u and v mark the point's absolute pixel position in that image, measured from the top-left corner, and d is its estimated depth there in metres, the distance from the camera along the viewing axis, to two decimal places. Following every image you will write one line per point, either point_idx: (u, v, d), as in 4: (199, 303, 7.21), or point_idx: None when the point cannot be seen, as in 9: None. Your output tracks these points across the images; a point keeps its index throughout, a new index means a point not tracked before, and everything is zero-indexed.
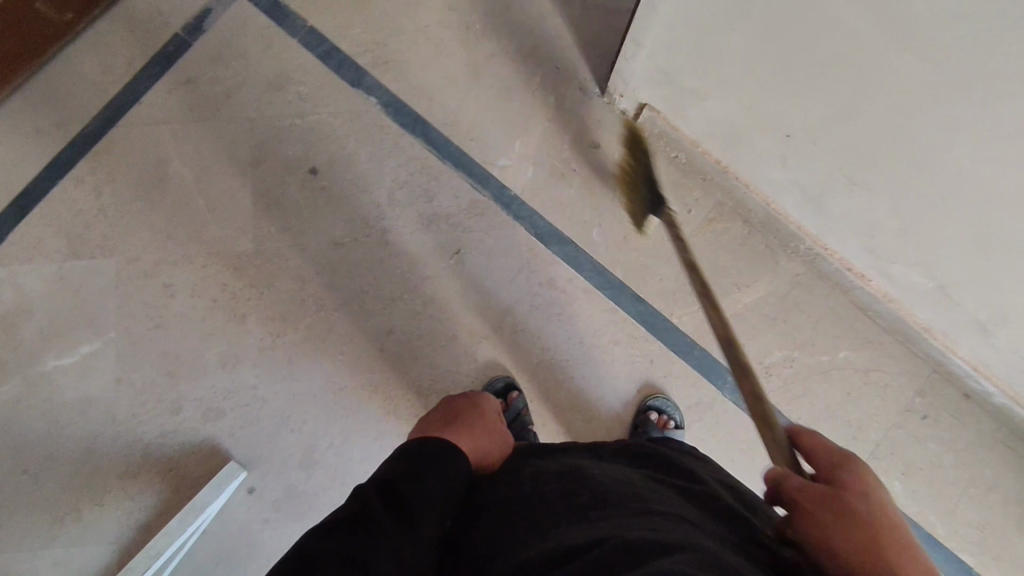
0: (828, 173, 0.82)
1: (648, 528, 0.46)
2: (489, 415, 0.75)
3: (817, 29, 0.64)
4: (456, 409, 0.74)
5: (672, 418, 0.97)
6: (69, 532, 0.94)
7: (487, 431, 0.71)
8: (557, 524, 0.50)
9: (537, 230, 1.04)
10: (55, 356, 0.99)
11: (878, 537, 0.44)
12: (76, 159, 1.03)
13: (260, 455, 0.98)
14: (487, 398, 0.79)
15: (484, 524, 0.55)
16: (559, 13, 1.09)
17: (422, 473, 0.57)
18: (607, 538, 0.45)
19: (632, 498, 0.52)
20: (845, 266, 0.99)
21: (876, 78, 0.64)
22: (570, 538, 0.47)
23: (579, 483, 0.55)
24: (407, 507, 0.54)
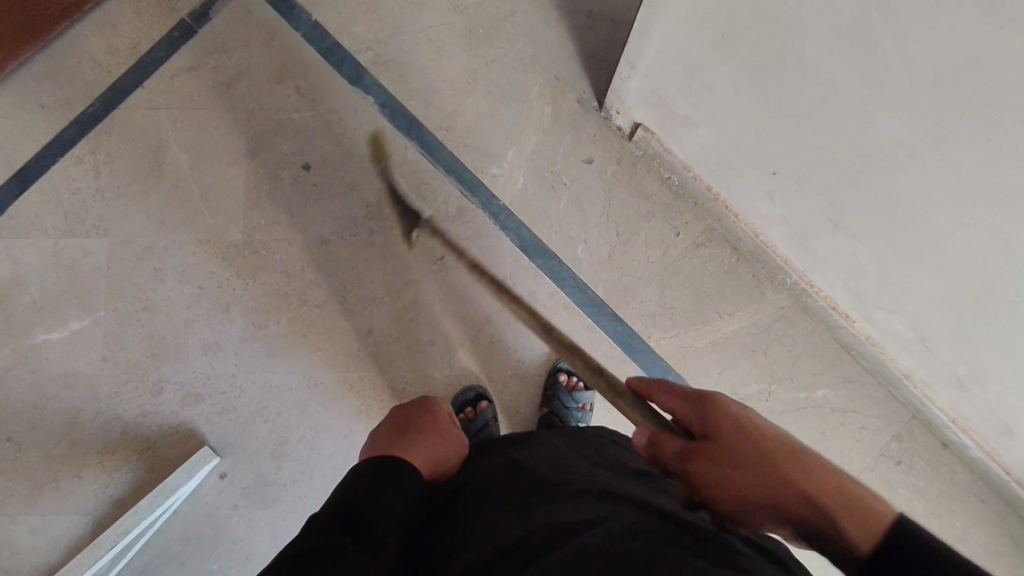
0: (814, 214, 0.81)
1: (580, 509, 0.49)
2: (439, 423, 0.77)
3: (799, 77, 0.64)
4: (406, 421, 0.76)
5: (581, 380, 1.01)
6: (49, 499, 0.98)
7: (439, 438, 0.74)
8: (499, 515, 0.52)
9: (523, 242, 1.04)
10: (45, 330, 1.02)
11: (771, 463, 0.50)
12: (77, 137, 1.05)
13: (233, 442, 1.00)
14: (438, 402, 0.81)
15: (442, 529, 0.56)
16: (566, 23, 1.07)
17: (377, 498, 0.58)
18: (538, 530, 0.47)
19: (565, 482, 0.54)
20: (830, 305, 0.97)
21: (855, 128, 0.63)
22: (513, 529, 0.49)
23: (519, 472, 0.57)
24: (365, 535, 0.54)
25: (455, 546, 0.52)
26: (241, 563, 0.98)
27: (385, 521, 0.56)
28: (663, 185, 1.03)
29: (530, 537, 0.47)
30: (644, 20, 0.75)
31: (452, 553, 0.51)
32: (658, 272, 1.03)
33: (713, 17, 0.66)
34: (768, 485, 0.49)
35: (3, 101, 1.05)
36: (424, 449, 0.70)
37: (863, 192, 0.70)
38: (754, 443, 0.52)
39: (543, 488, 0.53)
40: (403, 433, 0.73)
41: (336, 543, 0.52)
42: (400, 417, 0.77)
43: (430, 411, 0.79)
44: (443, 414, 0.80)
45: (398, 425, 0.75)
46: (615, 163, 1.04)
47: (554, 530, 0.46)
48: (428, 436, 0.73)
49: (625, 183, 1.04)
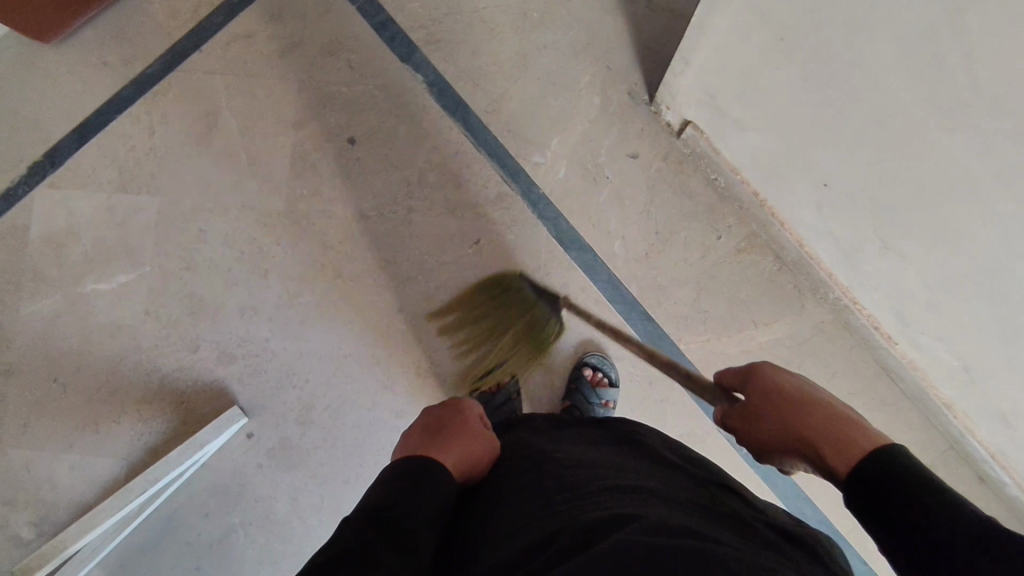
0: (863, 230, 0.77)
1: (613, 505, 0.49)
2: (472, 421, 0.72)
3: (860, 89, 0.61)
4: (436, 420, 0.72)
5: (607, 376, 0.99)
6: (89, 440, 1.04)
7: (473, 436, 0.69)
8: (528, 514, 0.53)
9: (560, 233, 1.03)
10: (94, 280, 1.06)
11: (784, 411, 0.53)
12: (136, 97, 1.08)
13: (262, 404, 1.04)
14: (469, 401, 0.78)
15: (476, 530, 0.56)
16: (622, 11, 1.05)
17: (407, 499, 0.56)
18: (565, 526, 0.48)
19: (589, 482, 0.54)
20: (872, 323, 0.94)
21: (915, 147, 0.60)
22: (544, 525, 0.49)
23: (543, 473, 0.58)
24: (397, 533, 0.53)
25: (490, 543, 0.52)
26: (262, 520, 1.02)
27: (419, 523, 0.55)
28: (709, 186, 1.01)
29: (563, 530, 0.47)
30: (701, 14, 0.72)
31: (485, 552, 0.51)
32: (695, 274, 1.00)
33: (776, 16, 0.63)
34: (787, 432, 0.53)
35: (70, 57, 1.09)
36: (457, 449, 0.66)
37: (916, 213, 0.67)
38: (773, 403, 0.54)
39: (570, 489, 0.54)
40: (435, 434, 0.68)
41: (368, 544, 0.51)
42: (431, 420, 0.73)
43: (461, 411, 0.75)
44: (473, 412, 0.75)
45: (430, 427, 0.71)
46: (661, 160, 1.02)
47: (585, 524, 0.47)
48: (460, 434, 0.68)
49: (669, 181, 1.02)
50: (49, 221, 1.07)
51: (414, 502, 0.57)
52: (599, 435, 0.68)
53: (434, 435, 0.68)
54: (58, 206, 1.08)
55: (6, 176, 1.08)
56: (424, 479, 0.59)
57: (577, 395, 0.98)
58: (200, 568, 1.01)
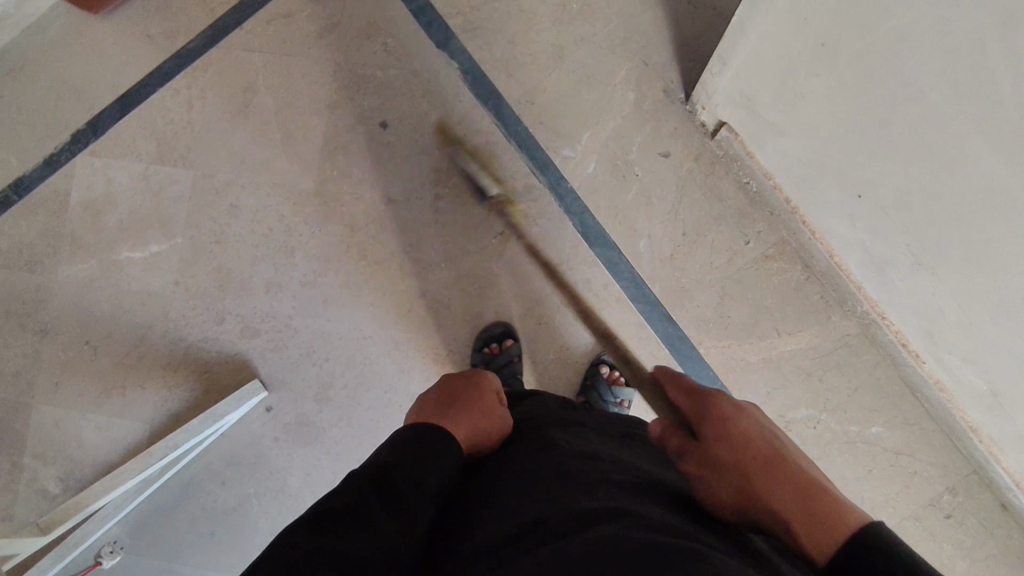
0: (895, 245, 0.75)
1: (611, 499, 0.49)
2: (489, 398, 0.73)
3: (900, 100, 0.59)
4: (454, 392, 0.73)
5: (624, 374, 1.01)
6: (116, 403, 1.07)
7: (483, 412, 0.70)
8: (524, 497, 0.53)
9: (585, 228, 1.02)
10: (128, 248, 1.09)
11: (745, 456, 0.54)
12: (177, 71, 1.10)
13: (282, 379, 1.06)
14: (487, 378, 0.79)
15: (472, 508, 0.57)
16: (664, 6, 1.03)
17: (416, 463, 0.58)
18: (558, 511, 0.48)
19: (591, 472, 0.54)
20: (900, 341, 0.92)
21: (954, 161, 0.58)
22: (538, 512, 0.50)
23: (546, 459, 0.58)
24: (395, 501, 0.54)
25: (484, 520, 0.53)
26: (275, 492, 1.04)
27: (420, 493, 0.56)
28: (740, 190, 0.99)
29: (555, 519, 0.47)
30: (743, 13, 0.70)
31: (476, 532, 0.52)
32: (720, 278, 0.99)
33: (819, 19, 0.61)
34: (737, 475, 0.52)
35: (116, 28, 1.12)
36: (462, 422, 0.67)
37: (951, 231, 0.65)
38: (732, 451, 0.55)
39: (571, 478, 0.54)
40: (445, 405, 0.70)
41: (366, 510, 0.52)
42: (446, 390, 0.74)
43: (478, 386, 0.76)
44: (491, 390, 0.76)
45: (444, 396, 0.73)
46: (693, 161, 1.00)
47: (581, 516, 0.47)
48: (470, 409, 0.70)
49: (700, 182, 1.00)
50: (89, 188, 1.10)
51: (419, 468, 0.58)
52: (607, 427, 0.68)
53: (444, 406, 0.70)
54: (97, 174, 1.11)
55: (51, 142, 1.12)
56: (433, 445, 0.61)
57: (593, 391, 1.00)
58: (214, 534, 1.04)
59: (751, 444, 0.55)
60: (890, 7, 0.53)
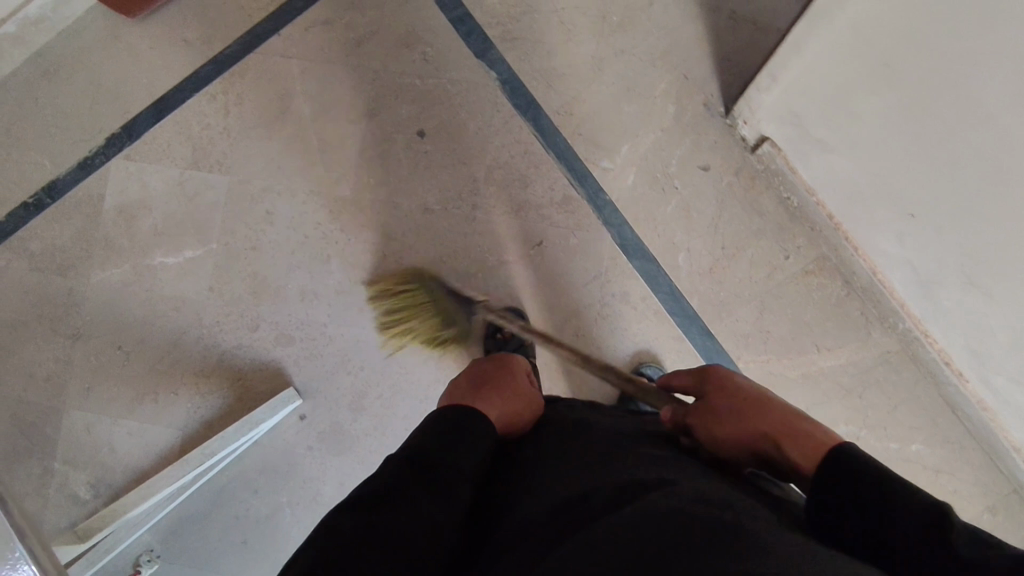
0: (947, 265, 0.75)
1: (642, 473, 0.53)
2: (515, 385, 0.79)
3: (966, 120, 0.59)
4: (484, 379, 0.78)
5: None
6: (149, 409, 1.07)
7: (518, 390, 0.77)
8: (563, 479, 0.56)
9: (624, 240, 1.03)
10: (162, 254, 1.09)
11: (741, 400, 0.64)
12: (214, 77, 1.10)
13: (316, 388, 1.06)
14: (514, 363, 0.85)
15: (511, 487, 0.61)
16: (705, 20, 1.03)
17: (460, 438, 0.63)
18: (602, 485, 0.52)
19: (627, 455, 0.57)
20: (943, 359, 0.93)
21: (1008, 187, 0.59)
22: (579, 487, 0.53)
23: (584, 446, 0.61)
24: (438, 485, 0.57)
25: (528, 493, 0.57)
26: (308, 500, 1.04)
27: (460, 477, 0.59)
28: (781, 205, 0.99)
29: (596, 495, 0.51)
30: (799, 33, 0.70)
31: (521, 507, 0.55)
32: (760, 294, 0.99)
33: (883, 41, 0.61)
34: (740, 421, 0.62)
35: (152, 33, 1.12)
36: (500, 401, 0.74)
37: (1009, 249, 0.64)
38: (730, 397, 0.65)
39: (607, 459, 0.57)
40: (480, 386, 0.77)
41: (411, 495, 0.55)
42: (477, 370, 0.81)
43: (508, 364, 0.84)
44: (517, 375, 0.82)
45: (476, 377, 0.79)
46: (733, 175, 1.00)
47: (616, 489, 0.50)
48: (506, 388, 0.77)
49: (740, 196, 1.00)
50: (123, 193, 1.10)
51: (464, 440, 0.63)
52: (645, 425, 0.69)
53: (478, 386, 0.76)
54: (132, 178, 1.10)
55: (85, 146, 1.11)
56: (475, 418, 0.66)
57: (630, 404, 0.98)
58: (246, 542, 1.04)
59: (742, 389, 0.67)
60: (965, 30, 0.53)
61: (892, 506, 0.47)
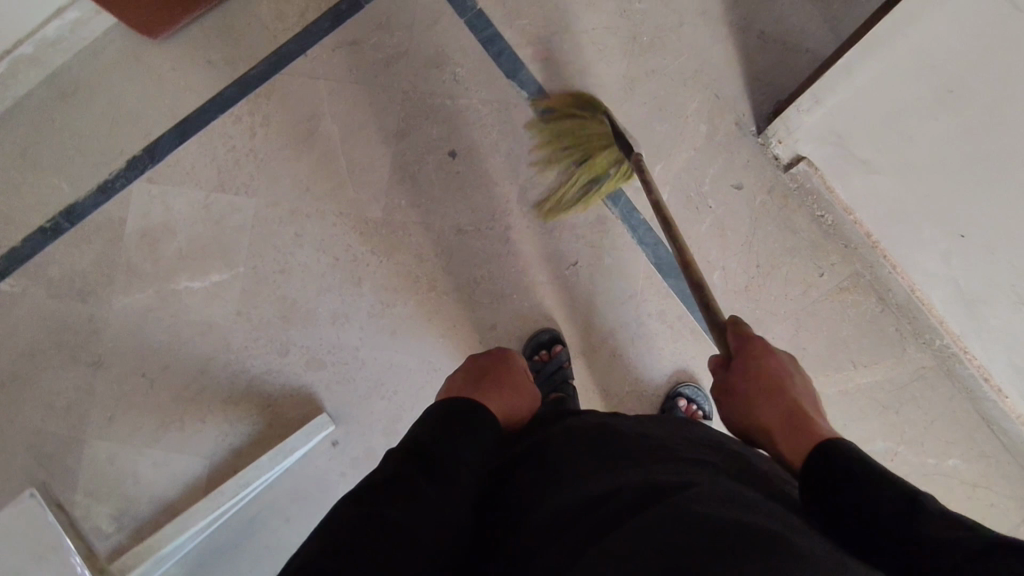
0: (996, 285, 0.76)
1: (656, 473, 0.52)
2: (506, 387, 0.80)
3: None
4: (476, 379, 0.80)
5: (701, 408, 1.00)
6: (174, 437, 1.04)
7: (518, 385, 0.82)
8: (584, 478, 0.54)
9: (658, 259, 1.03)
10: (188, 278, 1.06)
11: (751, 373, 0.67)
12: (239, 98, 1.08)
13: (349, 413, 1.04)
14: (510, 363, 0.86)
15: (514, 479, 0.61)
16: (735, 41, 1.04)
17: (452, 438, 0.63)
18: (624, 487, 0.50)
19: (649, 456, 0.56)
20: (981, 373, 0.94)
21: None
22: (599, 485, 0.52)
23: (600, 445, 0.60)
24: (441, 477, 0.59)
25: (541, 497, 0.55)
26: None
27: (458, 469, 0.60)
28: (814, 223, 1.00)
29: (614, 494, 0.49)
30: (853, 56, 0.71)
31: (532, 507, 0.54)
32: (795, 311, 1.00)
33: (951, 64, 0.62)
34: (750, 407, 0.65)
35: (174, 53, 1.09)
36: (504, 393, 0.78)
37: None
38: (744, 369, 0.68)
39: (629, 459, 0.56)
40: (481, 377, 0.80)
41: (417, 490, 0.56)
42: (477, 367, 0.84)
43: (508, 359, 0.87)
44: (510, 377, 0.82)
45: (476, 371, 0.82)
46: (766, 193, 1.01)
47: (643, 488, 0.49)
48: (508, 382, 0.81)
49: (774, 214, 1.01)
50: (147, 216, 1.07)
51: (456, 441, 0.63)
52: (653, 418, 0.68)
53: (479, 380, 0.80)
54: (155, 201, 1.08)
55: (105, 168, 1.09)
56: (471, 414, 0.66)
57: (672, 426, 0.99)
58: None
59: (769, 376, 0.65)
60: None
61: (875, 496, 0.47)
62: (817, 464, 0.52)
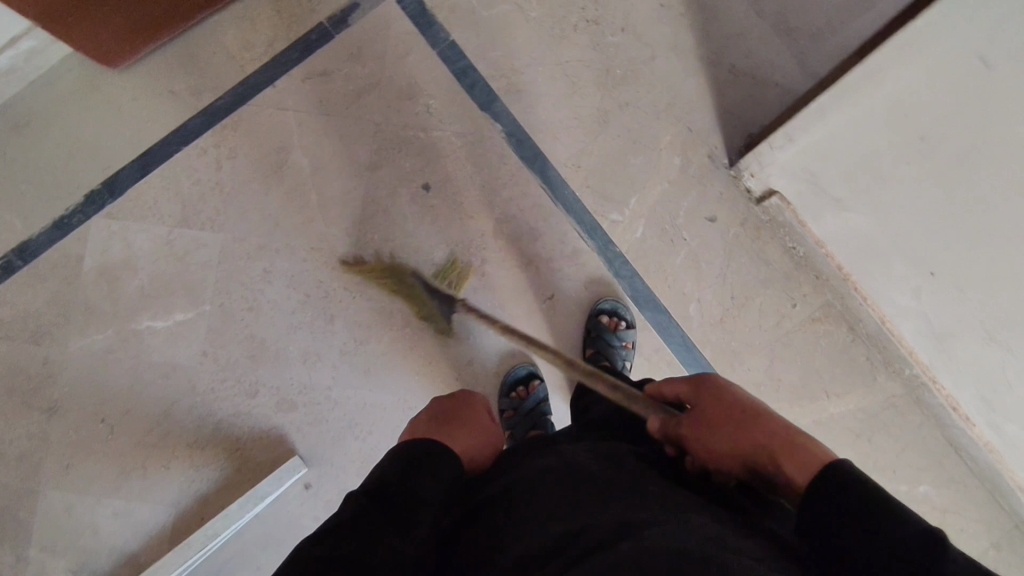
0: (968, 323, 0.77)
1: (626, 506, 0.51)
2: (467, 423, 0.76)
3: (994, 181, 0.62)
4: (437, 417, 0.76)
5: (623, 318, 1.01)
6: (136, 485, 0.99)
7: (482, 426, 0.77)
8: (555, 509, 0.53)
9: (635, 291, 1.03)
10: (150, 317, 1.02)
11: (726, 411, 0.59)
12: (204, 129, 1.05)
13: (322, 454, 1.01)
14: (472, 398, 0.83)
15: (480, 518, 0.58)
16: (706, 74, 1.05)
17: (414, 479, 0.60)
18: (596, 523, 0.49)
19: (618, 483, 0.55)
20: (950, 404, 0.96)
21: None
22: (574, 518, 0.51)
23: (566, 473, 0.58)
24: (403, 519, 0.56)
25: (517, 530, 0.53)
26: None
27: (418, 507, 0.58)
28: (786, 254, 1.01)
29: (585, 535, 0.48)
30: (824, 102, 0.73)
31: (503, 545, 0.52)
32: (769, 342, 1.01)
33: (924, 116, 0.64)
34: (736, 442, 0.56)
35: (134, 83, 1.05)
36: (466, 433, 0.73)
37: None
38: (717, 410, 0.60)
39: (599, 490, 0.54)
40: (443, 418, 0.75)
41: (378, 533, 0.54)
42: (440, 404, 0.80)
43: (472, 398, 0.83)
44: (475, 411, 0.79)
45: (439, 409, 0.78)
46: (739, 225, 1.02)
47: (620, 522, 0.48)
48: (471, 424, 0.76)
49: (747, 246, 1.02)
50: (105, 253, 1.03)
51: (417, 483, 0.60)
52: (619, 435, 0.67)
53: (442, 418, 0.76)
54: (114, 237, 1.03)
55: (61, 203, 1.04)
56: (426, 458, 0.63)
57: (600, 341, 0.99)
58: None
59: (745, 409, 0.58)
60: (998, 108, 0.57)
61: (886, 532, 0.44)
62: (831, 499, 0.47)
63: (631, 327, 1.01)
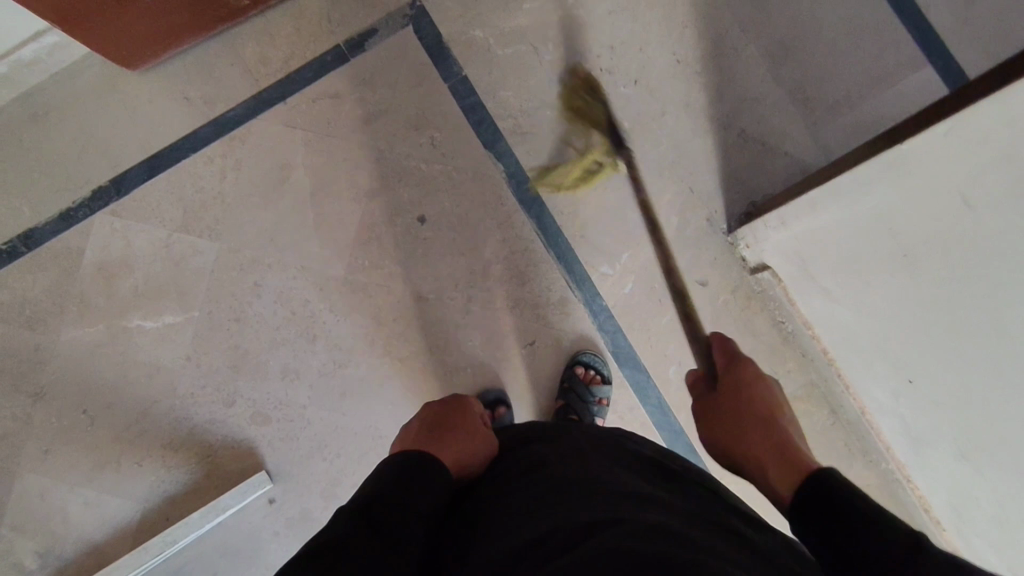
0: (942, 431, 0.75)
1: (584, 511, 0.50)
2: (466, 425, 0.77)
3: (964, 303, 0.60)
4: (433, 425, 0.78)
5: (599, 373, 1.02)
6: (108, 479, 1.02)
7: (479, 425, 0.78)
8: (520, 518, 0.53)
9: (616, 347, 1.04)
10: (140, 317, 1.04)
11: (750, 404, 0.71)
12: (213, 138, 1.07)
13: (289, 472, 1.03)
14: (464, 402, 0.85)
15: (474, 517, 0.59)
16: (714, 136, 1.04)
17: (404, 493, 0.61)
18: (556, 530, 0.49)
19: (576, 488, 0.55)
20: (924, 505, 0.93)
21: (998, 373, 0.60)
22: (533, 527, 0.51)
23: (531, 483, 0.58)
24: (389, 536, 0.56)
25: (487, 539, 0.53)
26: None
27: (406, 521, 0.58)
28: (775, 329, 1.00)
29: (546, 536, 0.49)
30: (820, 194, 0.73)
31: (478, 549, 0.53)
32: None
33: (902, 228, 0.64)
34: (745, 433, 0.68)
35: (151, 86, 1.07)
36: (460, 438, 0.74)
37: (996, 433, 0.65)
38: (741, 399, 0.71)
39: (562, 493, 0.55)
40: (436, 428, 0.77)
41: (365, 546, 0.54)
42: (433, 413, 0.82)
43: (463, 403, 0.85)
44: (468, 414, 0.81)
45: (431, 420, 0.79)
46: (729, 292, 1.01)
47: (574, 527, 0.48)
48: (466, 425, 0.77)
49: (734, 315, 1.01)
50: (105, 249, 1.05)
51: (406, 496, 0.61)
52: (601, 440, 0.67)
53: (437, 425, 0.78)
54: (115, 235, 1.05)
55: (69, 195, 1.06)
56: (415, 467, 0.64)
57: (573, 392, 1.00)
58: None
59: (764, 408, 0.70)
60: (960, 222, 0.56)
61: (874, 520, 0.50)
62: (813, 492, 0.56)
63: (607, 383, 1.03)
